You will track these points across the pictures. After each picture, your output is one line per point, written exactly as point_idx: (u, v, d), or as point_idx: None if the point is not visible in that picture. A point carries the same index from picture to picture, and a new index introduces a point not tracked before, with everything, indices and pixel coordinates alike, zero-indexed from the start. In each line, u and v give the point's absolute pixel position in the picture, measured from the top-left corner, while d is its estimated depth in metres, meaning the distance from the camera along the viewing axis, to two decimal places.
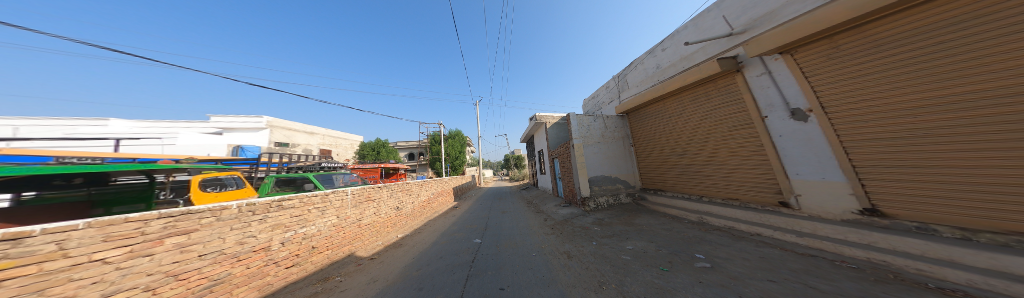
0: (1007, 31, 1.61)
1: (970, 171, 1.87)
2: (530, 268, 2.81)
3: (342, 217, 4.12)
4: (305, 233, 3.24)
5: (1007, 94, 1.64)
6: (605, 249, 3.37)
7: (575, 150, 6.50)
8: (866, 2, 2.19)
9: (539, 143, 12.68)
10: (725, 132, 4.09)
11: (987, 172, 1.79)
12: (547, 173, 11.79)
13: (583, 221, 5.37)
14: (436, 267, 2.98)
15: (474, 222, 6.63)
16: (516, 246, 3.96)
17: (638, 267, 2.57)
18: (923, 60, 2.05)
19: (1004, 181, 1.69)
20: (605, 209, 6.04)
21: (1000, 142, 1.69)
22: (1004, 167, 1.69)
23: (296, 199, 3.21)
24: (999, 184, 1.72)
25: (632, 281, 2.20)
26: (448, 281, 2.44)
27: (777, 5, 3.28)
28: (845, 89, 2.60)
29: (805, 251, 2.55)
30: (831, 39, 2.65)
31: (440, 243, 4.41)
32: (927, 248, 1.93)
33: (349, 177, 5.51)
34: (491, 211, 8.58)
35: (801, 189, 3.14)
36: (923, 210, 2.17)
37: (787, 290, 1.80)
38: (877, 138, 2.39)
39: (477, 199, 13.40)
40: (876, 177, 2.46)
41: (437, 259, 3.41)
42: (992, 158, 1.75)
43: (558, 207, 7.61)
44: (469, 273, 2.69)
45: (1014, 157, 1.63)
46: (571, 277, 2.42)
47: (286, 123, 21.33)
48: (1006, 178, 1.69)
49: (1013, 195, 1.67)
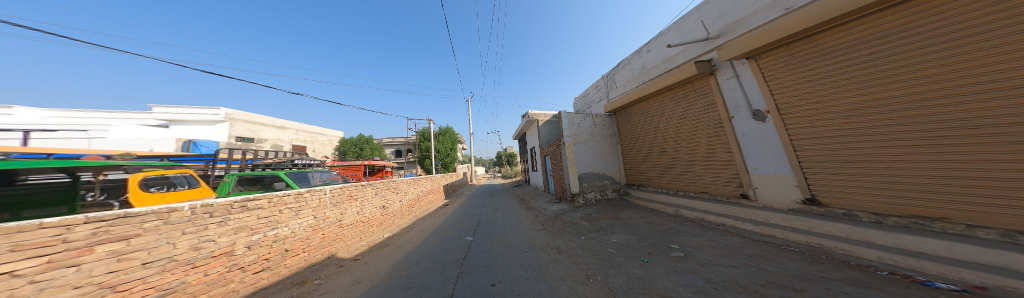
0: (938, 41, 1.85)
1: (891, 165, 2.19)
2: (521, 263, 2.85)
3: (319, 217, 3.88)
4: (276, 235, 3.01)
5: (936, 96, 1.88)
6: (592, 243, 3.52)
7: (565, 147, 6.63)
8: (824, 12, 2.42)
9: (530, 140, 12.77)
10: (699, 132, 4.39)
11: (905, 165, 2.10)
12: (538, 170, 11.93)
13: (572, 216, 5.55)
14: (426, 266, 2.93)
15: (465, 219, 6.58)
16: (508, 242, 3.99)
17: (621, 259, 2.72)
18: (863, 68, 2.31)
19: (921, 173, 1.99)
20: (592, 204, 6.28)
21: (924, 140, 1.97)
22: (925, 161, 1.97)
23: (265, 198, 2.95)
24: (918, 176, 2.02)
25: (616, 273, 2.32)
26: (438, 279, 2.41)
27: (748, 12, 3.55)
28: (799, 93, 2.89)
29: (758, 237, 2.88)
30: (789, 46, 2.94)
31: (430, 242, 4.32)
32: (850, 231, 2.26)
33: (329, 174, 5.18)
34: (483, 209, 8.54)
35: (758, 183, 3.49)
36: (851, 199, 2.53)
37: (745, 273, 2.01)
38: (822, 136, 2.71)
39: (467, 196, 13.27)
40: (818, 172, 2.80)
41: (428, 257, 3.35)
42: (914, 153, 2.03)
43: (549, 204, 7.78)
44: (459, 271, 2.67)
45: (944, 153, 1.87)
46: (560, 270, 2.50)
47: (251, 115, 19.30)
48: (930, 171, 1.96)
49: (928, 185, 1.96)
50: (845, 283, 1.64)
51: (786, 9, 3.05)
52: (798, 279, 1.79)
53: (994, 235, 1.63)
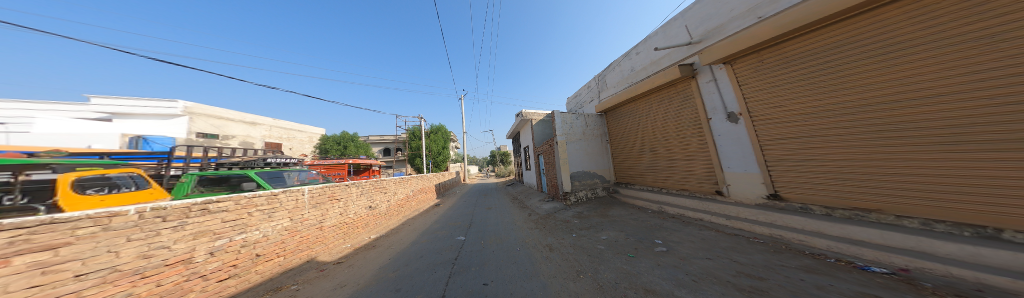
0: (888, 50, 2.04)
1: (842, 163, 2.44)
2: (514, 262, 2.85)
3: (296, 219, 3.64)
4: (245, 240, 2.78)
5: (881, 102, 2.09)
6: (583, 240, 3.60)
7: (558, 146, 6.69)
8: (789, 22, 2.65)
9: (524, 139, 12.78)
10: (682, 132, 4.58)
11: (852, 164, 2.35)
12: (531, 169, 12.02)
13: (564, 214, 5.64)
14: (415, 267, 2.85)
15: (457, 219, 6.47)
16: (501, 241, 3.96)
17: (610, 255, 2.79)
18: (823, 75, 2.54)
19: (865, 171, 2.25)
20: (584, 202, 6.41)
21: (867, 141, 2.22)
22: (869, 160, 2.21)
23: (230, 200, 2.70)
24: (863, 173, 2.27)
25: (605, 268, 2.38)
26: (429, 280, 2.36)
27: (726, 19, 3.78)
28: (767, 97, 3.13)
29: (730, 231, 3.09)
30: (760, 53, 3.16)
31: (420, 242, 4.20)
32: (806, 223, 2.50)
33: (307, 174, 4.84)
34: (475, 208, 8.47)
35: (730, 180, 3.72)
36: (807, 193, 2.79)
37: (719, 264, 2.14)
38: (786, 137, 2.96)
39: (460, 196, 13.07)
40: (782, 170, 3.05)
41: (418, 258, 3.26)
42: (858, 153, 2.29)
43: (541, 202, 7.85)
44: (451, 271, 2.62)
45: (883, 153, 2.11)
46: (552, 268, 2.53)
47: (215, 110, 17.78)
48: (870, 168, 2.21)
49: (871, 181, 2.22)
50: (799, 269, 1.81)
51: (759, 17, 3.31)
52: (763, 268, 1.93)
53: (920, 224, 1.89)
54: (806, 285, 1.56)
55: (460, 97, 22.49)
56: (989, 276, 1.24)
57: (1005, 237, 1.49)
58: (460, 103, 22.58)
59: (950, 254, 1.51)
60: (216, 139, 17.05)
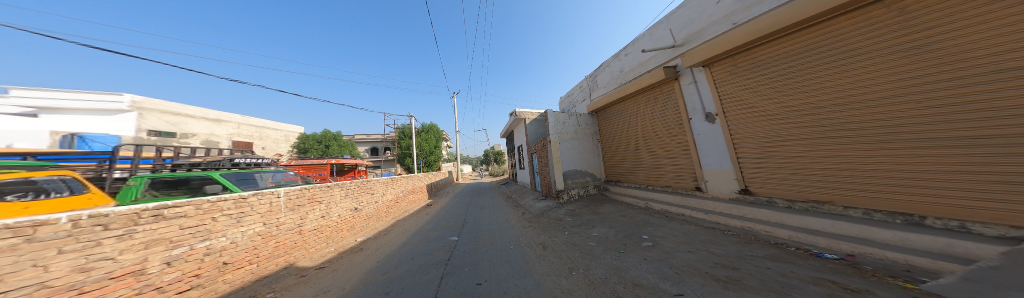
0: (857, 53, 2.20)
1: (803, 160, 2.72)
2: (507, 261, 2.84)
3: (270, 224, 3.37)
4: (208, 248, 2.53)
5: (853, 101, 2.25)
6: (575, 237, 3.66)
7: (551, 145, 6.75)
8: (759, 29, 2.88)
9: (518, 138, 12.79)
10: (666, 132, 4.76)
11: (811, 160, 2.65)
12: (525, 168, 12.09)
13: (557, 213, 5.72)
14: (406, 269, 2.77)
15: (449, 219, 6.35)
16: (494, 240, 3.94)
17: (601, 251, 2.86)
18: (798, 75, 2.71)
19: (823, 166, 2.54)
20: (576, 200, 6.54)
21: (828, 140, 2.47)
22: (830, 157, 2.47)
23: (189, 205, 2.43)
24: (822, 169, 2.54)
25: (596, 264, 2.43)
26: (420, 282, 2.28)
27: (705, 24, 3.96)
28: (741, 99, 3.35)
29: (707, 224, 3.27)
30: (734, 58, 3.38)
31: (411, 244, 4.08)
32: (773, 216, 2.73)
33: (282, 175, 4.47)
34: (468, 207, 8.36)
35: (708, 177, 3.94)
36: (773, 188, 3.06)
37: (698, 257, 2.26)
38: (757, 137, 3.18)
39: (452, 196, 12.84)
40: (753, 166, 3.27)
41: (409, 260, 3.16)
42: (819, 151, 2.56)
43: (535, 201, 7.90)
44: (443, 272, 2.56)
45: (839, 151, 2.39)
46: (545, 266, 2.55)
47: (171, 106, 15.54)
48: (828, 165, 2.49)
49: (828, 176, 2.50)
50: (767, 258, 1.95)
51: (733, 23, 3.53)
52: (735, 259, 2.06)
53: (862, 214, 2.23)
54: (771, 273, 1.68)
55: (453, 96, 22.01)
56: (914, 258, 1.46)
57: (926, 223, 1.83)
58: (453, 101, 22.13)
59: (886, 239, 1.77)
60: (172, 138, 14.70)
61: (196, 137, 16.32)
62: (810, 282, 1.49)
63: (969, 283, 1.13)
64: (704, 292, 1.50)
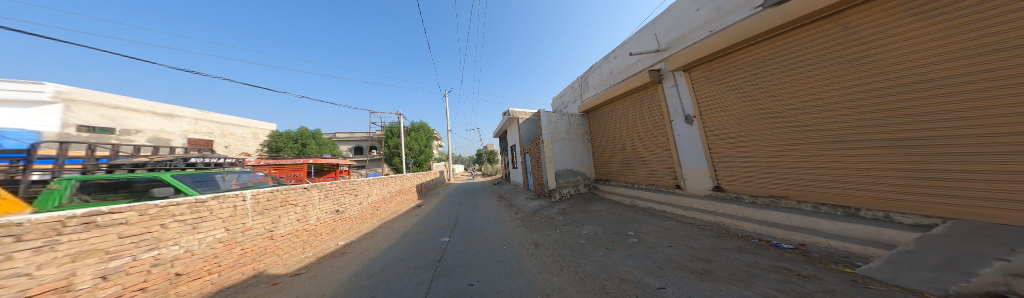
0: (831, 57, 2.37)
1: (777, 158, 2.91)
2: (499, 261, 2.80)
3: (234, 230, 2.92)
4: (157, 258, 2.07)
5: (830, 103, 2.39)
6: (566, 235, 3.70)
7: (543, 145, 6.77)
8: (730, 38, 3.15)
9: (511, 138, 12.72)
10: (649, 133, 4.93)
11: (785, 159, 2.83)
12: (518, 168, 12.06)
13: (549, 211, 5.76)
14: (393, 272, 2.62)
15: (441, 220, 6.14)
16: (486, 241, 3.87)
17: (590, 249, 2.91)
18: (774, 79, 2.88)
19: (792, 165, 2.76)
20: (567, 199, 6.62)
21: (797, 141, 2.70)
22: (800, 156, 2.68)
23: (129, 210, 1.96)
24: (797, 167, 2.73)
25: (586, 262, 2.46)
26: (408, 285, 2.16)
27: (686, 31, 4.16)
28: (717, 103, 3.56)
29: (686, 220, 3.44)
30: (708, 65, 3.63)
31: (400, 246, 3.88)
32: (741, 211, 2.99)
33: (249, 176, 4.06)
34: (460, 208, 8.15)
35: (686, 175, 4.17)
36: (743, 185, 3.32)
37: (678, 251, 2.36)
38: (732, 137, 3.40)
39: (443, 196, 12.48)
40: (730, 165, 3.47)
41: (397, 263, 3.01)
42: (789, 150, 2.79)
43: (527, 200, 7.90)
44: (434, 274, 2.46)
45: (811, 149, 2.58)
46: (537, 264, 2.54)
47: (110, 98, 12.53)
48: (800, 162, 2.70)
49: (795, 174, 2.74)
50: (735, 250, 2.09)
51: (710, 31, 3.75)
52: (709, 252, 2.18)
53: (811, 206, 2.60)
54: (739, 263, 1.79)
55: (445, 95, 21.42)
56: (853, 246, 1.80)
57: (861, 214, 2.20)
58: (445, 100, 21.56)
59: (856, 232, 1.97)
60: (109, 135, 11.45)
61: (142, 133, 13.01)
62: (771, 270, 1.61)
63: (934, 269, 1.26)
64: (683, 284, 1.56)
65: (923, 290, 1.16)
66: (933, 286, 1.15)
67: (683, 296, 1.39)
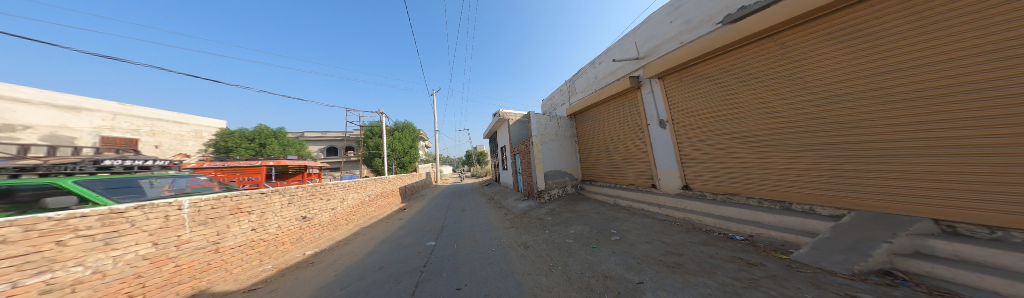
0: (808, 62, 2.54)
1: (737, 159, 3.28)
2: (489, 263, 2.73)
3: (162, 245, 2.34)
4: (48, 283, 1.51)
5: (812, 106, 2.51)
6: (555, 235, 3.77)
7: (533, 146, 6.84)
8: (697, 49, 3.54)
9: (501, 139, 12.67)
10: (629, 135, 5.26)
11: (742, 160, 3.20)
12: (508, 169, 12.04)
13: (538, 212, 5.82)
14: (374, 279, 2.42)
15: (427, 224, 5.81)
16: (475, 243, 3.76)
17: (577, 248, 3.00)
18: (751, 84, 3.07)
19: (748, 165, 3.14)
20: (556, 200, 6.74)
21: (753, 144, 3.08)
22: (755, 157, 3.06)
23: (9, 226, 1.42)
24: (753, 166, 3.09)
25: (573, 260, 2.53)
26: (389, 293, 2.00)
27: (661, 41, 4.53)
28: (689, 108, 3.89)
29: (660, 217, 3.72)
30: (680, 73, 3.98)
31: (380, 253, 3.59)
32: (704, 208, 3.34)
33: (188, 181, 3.46)
34: (448, 210, 7.85)
35: (660, 175, 4.53)
36: (707, 184, 3.70)
37: (654, 246, 2.54)
38: (698, 141, 3.79)
39: (428, 199, 11.94)
40: (697, 165, 3.83)
41: (376, 270, 2.77)
42: (745, 152, 3.17)
43: (517, 201, 7.90)
44: (418, 279, 2.31)
45: (766, 151, 2.96)
46: (526, 265, 2.55)
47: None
48: (755, 163, 3.08)
49: (752, 173, 3.10)
50: (700, 243, 2.32)
51: (681, 42, 4.14)
52: (678, 246, 2.38)
53: (757, 202, 3.10)
54: (704, 255, 1.99)
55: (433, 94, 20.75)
56: (787, 236, 2.18)
57: (793, 207, 2.72)
58: (434, 100, 20.88)
59: (793, 224, 2.32)
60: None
61: (30, 130, 9.41)
62: (727, 260, 1.81)
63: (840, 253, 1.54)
64: (659, 278, 1.67)
65: (836, 270, 1.41)
66: (847, 268, 1.39)
67: (659, 289, 1.48)
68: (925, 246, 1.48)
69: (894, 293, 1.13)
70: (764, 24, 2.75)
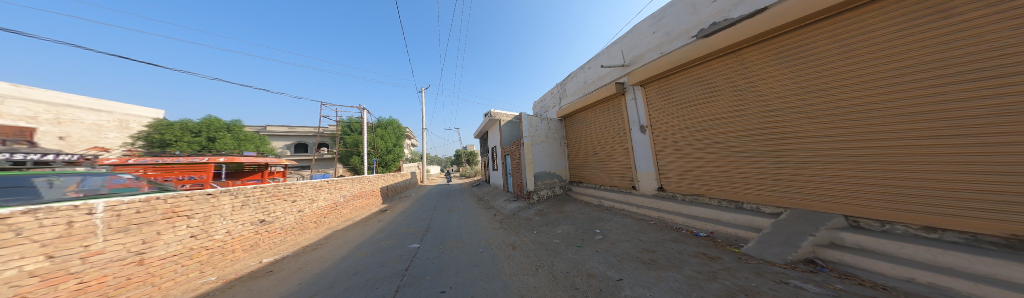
0: (777, 74, 2.75)
1: (704, 163, 3.62)
2: (476, 264, 2.68)
3: (63, 258, 1.88)
4: None
5: (784, 116, 2.67)
6: (542, 236, 3.82)
7: (522, 147, 6.90)
8: (673, 60, 3.85)
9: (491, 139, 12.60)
10: (613, 139, 5.55)
11: (708, 164, 3.55)
12: (497, 170, 12.01)
13: (526, 213, 5.86)
14: (348, 287, 2.23)
15: (410, 226, 5.51)
16: (462, 244, 3.67)
17: (563, 247, 3.07)
18: (728, 92, 3.27)
19: (712, 169, 3.49)
20: (543, 200, 6.85)
21: (717, 150, 3.42)
22: (718, 162, 3.41)
23: None
24: (716, 170, 3.44)
25: (560, 260, 2.59)
26: None
27: (644, 50, 4.87)
28: (666, 115, 4.20)
29: (638, 216, 3.97)
30: (660, 82, 4.29)
31: (356, 257, 3.32)
32: (676, 208, 3.64)
33: (104, 180, 2.87)
34: (433, 211, 7.56)
35: (639, 177, 4.84)
36: (679, 185, 4.03)
37: (633, 244, 2.70)
38: (672, 146, 4.12)
39: (413, 199, 11.40)
40: (670, 168, 4.16)
41: (350, 276, 2.56)
42: (711, 157, 3.52)
43: (505, 202, 7.89)
44: (399, 284, 2.19)
45: (726, 156, 3.31)
46: (513, 265, 2.55)
47: None
48: (718, 167, 3.42)
49: (716, 176, 3.45)
50: (671, 240, 2.51)
51: (662, 53, 4.49)
52: (653, 243, 2.56)
53: (717, 202, 3.46)
54: (674, 251, 2.16)
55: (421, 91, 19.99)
56: (740, 232, 2.47)
57: (745, 206, 3.10)
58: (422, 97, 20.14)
59: (748, 222, 2.63)
60: None
61: None
62: (693, 255, 1.99)
63: (779, 245, 1.78)
64: (636, 274, 1.78)
65: (773, 260, 1.63)
66: (783, 257, 1.62)
67: (636, 285, 1.57)
68: (838, 238, 1.78)
69: (816, 278, 1.33)
70: (730, 40, 3.06)
